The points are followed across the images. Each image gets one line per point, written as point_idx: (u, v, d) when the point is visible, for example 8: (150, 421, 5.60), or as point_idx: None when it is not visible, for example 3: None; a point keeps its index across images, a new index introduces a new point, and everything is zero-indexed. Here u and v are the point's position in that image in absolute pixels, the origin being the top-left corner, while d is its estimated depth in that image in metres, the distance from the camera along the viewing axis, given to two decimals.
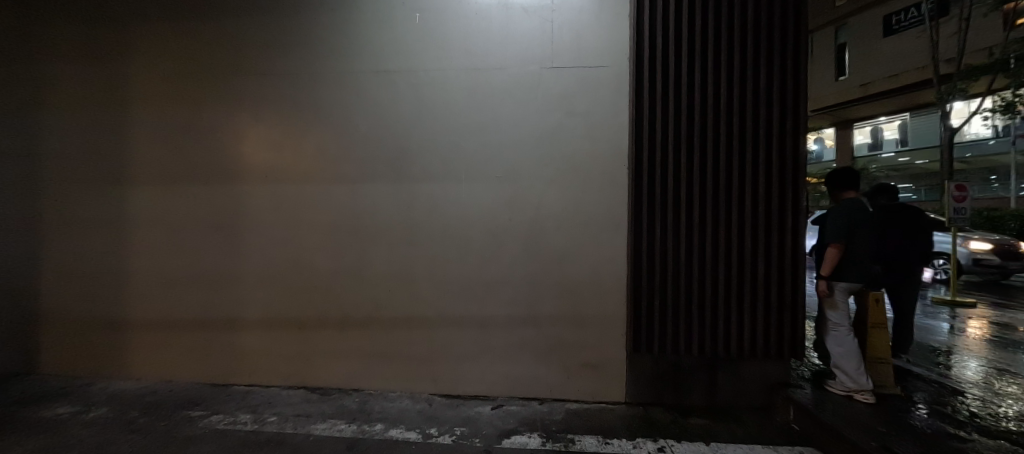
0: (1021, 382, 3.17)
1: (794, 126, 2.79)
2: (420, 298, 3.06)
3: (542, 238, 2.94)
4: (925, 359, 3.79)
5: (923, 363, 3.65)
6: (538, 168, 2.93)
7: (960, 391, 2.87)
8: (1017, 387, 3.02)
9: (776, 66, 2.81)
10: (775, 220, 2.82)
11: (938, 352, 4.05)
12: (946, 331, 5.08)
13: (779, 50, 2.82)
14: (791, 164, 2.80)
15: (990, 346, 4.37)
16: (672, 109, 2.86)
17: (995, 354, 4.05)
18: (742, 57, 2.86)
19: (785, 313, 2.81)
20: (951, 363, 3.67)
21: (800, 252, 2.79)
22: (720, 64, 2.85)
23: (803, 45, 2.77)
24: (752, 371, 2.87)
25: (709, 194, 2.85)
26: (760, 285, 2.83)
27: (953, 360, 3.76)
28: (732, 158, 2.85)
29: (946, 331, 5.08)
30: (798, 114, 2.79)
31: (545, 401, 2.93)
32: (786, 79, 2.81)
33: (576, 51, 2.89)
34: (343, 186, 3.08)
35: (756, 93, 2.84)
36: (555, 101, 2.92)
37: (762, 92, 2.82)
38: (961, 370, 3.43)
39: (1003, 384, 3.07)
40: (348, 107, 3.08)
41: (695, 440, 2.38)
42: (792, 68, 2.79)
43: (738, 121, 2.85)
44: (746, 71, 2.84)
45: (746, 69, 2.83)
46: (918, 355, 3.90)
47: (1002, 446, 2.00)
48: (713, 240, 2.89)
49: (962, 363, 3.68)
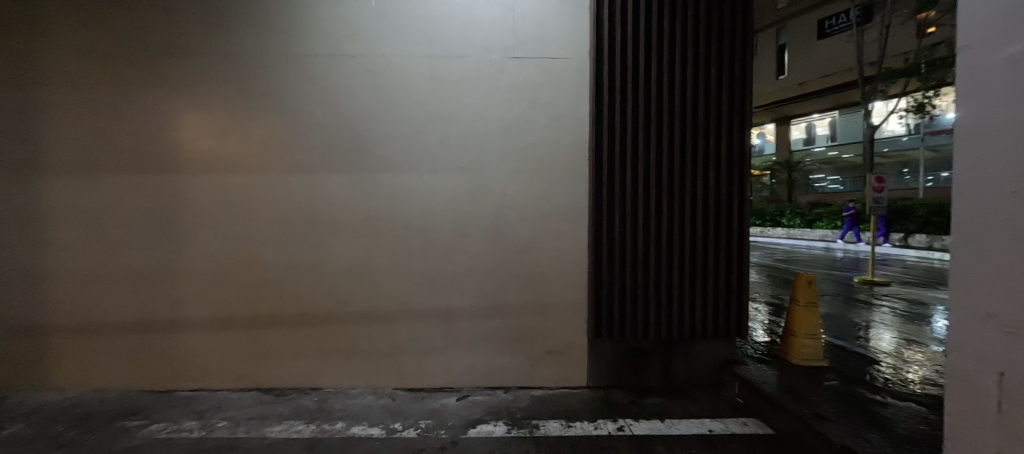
0: (923, 349, 3.65)
1: (741, 121, 2.98)
2: (383, 291, 2.98)
3: (506, 230, 2.95)
4: (848, 333, 4.24)
5: (846, 337, 4.08)
6: (501, 159, 2.92)
7: (876, 359, 3.25)
8: (921, 354, 3.47)
9: (727, 67, 2.96)
10: (724, 209, 3.00)
11: (859, 327, 4.55)
12: (866, 308, 5.71)
13: (729, 49, 2.97)
14: (738, 157, 2.99)
15: (900, 320, 4.97)
16: (630, 101, 2.95)
17: (906, 327, 4.60)
18: (696, 55, 2.97)
19: (732, 297, 3.01)
20: (869, 336, 4.13)
21: (746, 239, 3.00)
22: (676, 60, 2.96)
23: (749, 47, 2.95)
24: (703, 351, 3.07)
25: (665, 186, 2.98)
26: (711, 270, 3.01)
27: (870, 333, 4.24)
28: (686, 150, 2.98)
29: (866, 307, 5.70)
30: (745, 112, 2.98)
31: (510, 389, 2.98)
32: (735, 75, 2.98)
33: (541, 42, 2.90)
34: (298, 177, 2.92)
35: (709, 91, 2.99)
36: (519, 92, 2.91)
37: (713, 90, 2.97)
38: (878, 342, 3.87)
39: (910, 352, 3.52)
40: (302, 92, 2.90)
41: (652, 418, 2.53)
42: (740, 68, 2.96)
43: (691, 115, 2.98)
44: (699, 71, 2.97)
45: (700, 65, 2.96)
46: (843, 330, 4.34)
47: (912, 407, 2.30)
48: (669, 228, 3.02)
49: (877, 335, 4.15)
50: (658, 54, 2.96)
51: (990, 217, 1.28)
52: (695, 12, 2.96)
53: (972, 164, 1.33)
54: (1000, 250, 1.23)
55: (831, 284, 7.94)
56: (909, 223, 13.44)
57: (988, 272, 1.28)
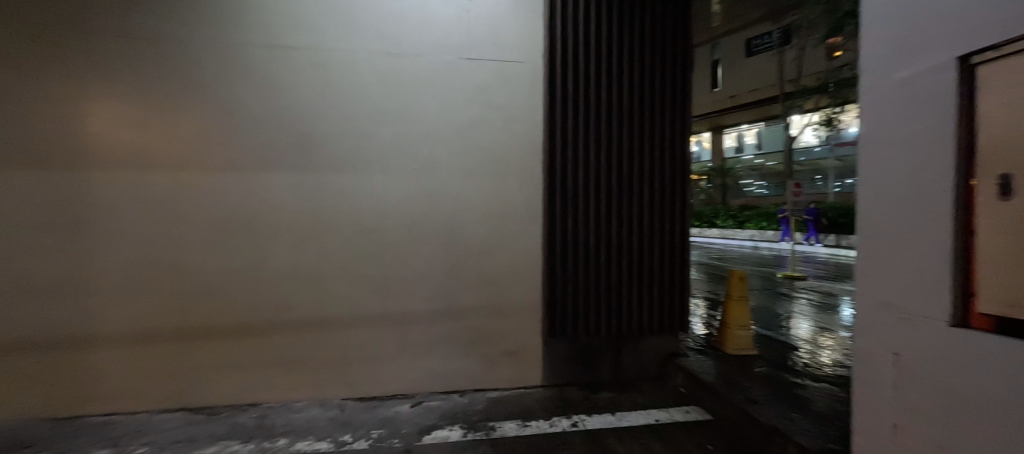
0: (834, 335, 4.14)
1: (682, 130, 3.20)
2: (330, 296, 2.83)
3: (461, 232, 2.92)
4: (774, 323, 4.70)
5: (772, 326, 4.53)
6: (456, 160, 2.90)
7: (795, 346, 3.64)
8: (832, 340, 3.94)
9: (669, 78, 3.17)
10: (668, 211, 3.20)
11: (782, 317, 5.06)
12: (788, 300, 6.37)
13: (672, 61, 3.18)
14: (679, 162, 3.20)
15: (815, 310, 5.60)
16: (583, 106, 3.05)
17: (820, 316, 5.20)
18: (642, 66, 3.15)
19: (675, 293, 3.22)
20: (790, 325, 4.61)
21: (687, 238, 3.23)
22: (624, 68, 3.11)
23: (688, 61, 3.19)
24: (650, 345, 3.24)
25: (614, 189, 3.11)
26: (656, 268, 3.19)
27: (792, 323, 4.73)
28: (634, 155, 3.15)
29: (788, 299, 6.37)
30: (685, 121, 3.20)
31: (466, 393, 2.96)
32: (677, 88, 3.21)
33: (496, 45, 2.92)
34: (233, 176, 2.69)
35: (654, 100, 3.17)
36: (473, 93, 2.90)
37: (657, 100, 3.16)
38: (798, 330, 4.33)
39: (823, 338, 3.98)
40: (238, 83, 2.68)
41: (604, 412, 2.63)
42: (681, 80, 3.19)
43: (638, 122, 3.15)
44: (645, 80, 3.15)
45: (646, 75, 3.14)
46: (769, 321, 4.80)
47: (825, 388, 2.60)
48: (618, 229, 3.15)
49: (796, 324, 4.65)
50: (609, 63, 3.09)
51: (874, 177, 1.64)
52: (642, 27, 3.14)
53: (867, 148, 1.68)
54: (898, 239, 1.49)
55: (759, 279, 8.77)
56: (824, 224, 15.20)
57: (891, 260, 1.52)
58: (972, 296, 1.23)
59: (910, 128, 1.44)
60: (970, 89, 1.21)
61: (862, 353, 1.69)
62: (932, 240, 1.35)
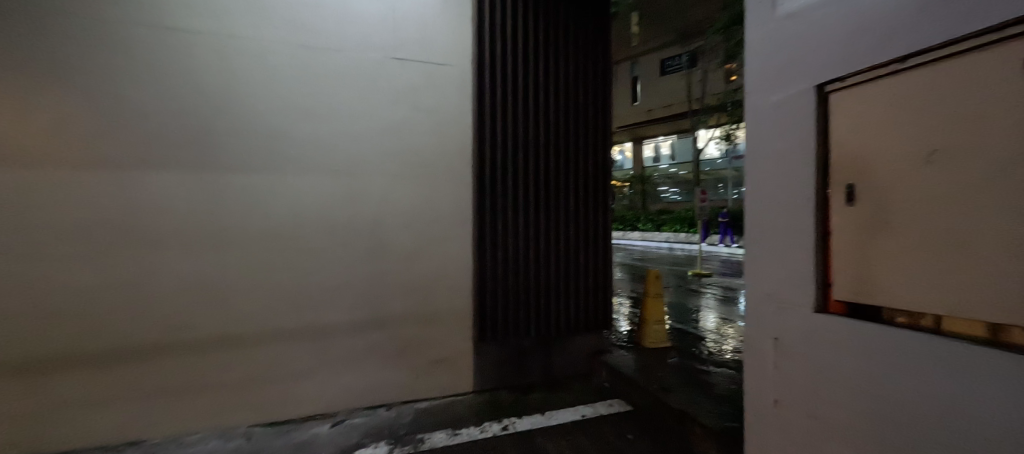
0: (734, 325, 4.72)
1: (603, 139, 3.42)
2: (232, 312, 2.51)
3: (387, 237, 2.79)
4: (686, 317, 5.22)
5: (686, 320, 5.02)
6: (380, 163, 2.76)
7: (703, 337, 4.07)
8: (732, 329, 4.48)
9: (592, 89, 3.37)
10: (592, 214, 3.39)
11: (693, 311, 5.64)
12: (697, 295, 7.14)
13: (594, 75, 3.40)
14: (601, 168, 3.41)
15: (719, 303, 6.35)
16: (511, 112, 3.11)
17: (723, 308, 5.91)
18: (567, 77, 3.31)
19: (599, 292, 3.42)
20: (700, 317, 5.16)
21: (609, 241, 3.45)
22: (550, 78, 3.24)
23: (608, 75, 3.42)
24: (578, 344, 3.38)
25: (543, 194, 3.22)
26: (581, 269, 3.35)
27: (701, 315, 5.30)
28: (560, 161, 3.28)
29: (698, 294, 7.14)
30: (607, 130, 3.42)
31: (393, 406, 2.83)
32: (598, 100, 3.42)
33: (425, 46, 2.85)
34: (100, 172, 2.23)
35: (578, 110, 3.34)
36: (400, 94, 2.80)
37: (582, 109, 3.34)
38: (706, 322, 4.85)
39: (726, 328, 4.51)
40: (105, 59, 2.22)
41: (534, 413, 2.68)
42: (602, 92, 3.41)
43: (565, 130, 3.30)
44: (570, 90, 3.31)
45: (571, 85, 3.31)
46: (683, 315, 5.33)
47: (726, 373, 2.92)
48: (546, 232, 3.26)
49: (705, 316, 5.21)
50: (537, 71, 3.20)
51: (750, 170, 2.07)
52: (567, 39, 3.30)
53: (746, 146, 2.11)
54: (770, 242, 1.95)
55: (674, 276, 9.73)
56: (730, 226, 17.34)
57: (768, 262, 1.96)
58: (828, 287, 1.71)
59: (779, 139, 1.90)
60: (826, 111, 1.69)
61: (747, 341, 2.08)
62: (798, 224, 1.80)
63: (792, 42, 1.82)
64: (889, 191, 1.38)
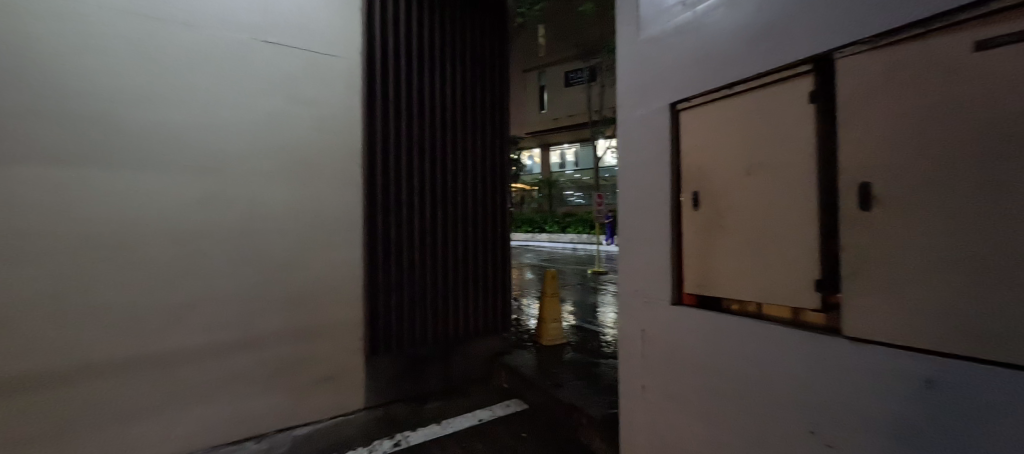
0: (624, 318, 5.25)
1: (500, 147, 3.63)
2: (19, 350, 1.86)
3: (257, 246, 2.47)
4: (586, 313, 5.66)
5: (585, 316, 5.43)
6: (249, 158, 2.44)
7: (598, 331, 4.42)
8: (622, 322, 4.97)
9: (488, 99, 3.56)
10: (489, 218, 3.54)
11: (593, 307, 6.14)
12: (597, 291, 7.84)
13: (491, 86, 3.60)
14: (496, 174, 3.62)
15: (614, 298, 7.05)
16: (411, 115, 3.13)
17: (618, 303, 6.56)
18: (464, 86, 3.44)
19: (497, 293, 3.55)
20: (598, 313, 5.63)
21: (506, 243, 3.63)
22: (447, 84, 3.33)
23: (504, 87, 3.65)
24: (479, 348, 3.41)
25: (438, 197, 3.26)
26: (479, 271, 3.45)
27: (599, 311, 5.79)
28: (456, 167, 3.39)
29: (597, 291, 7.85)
30: (503, 139, 3.64)
31: (265, 438, 2.51)
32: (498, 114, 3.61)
33: (318, 40, 2.67)
34: None
35: (475, 117, 3.50)
36: (273, 82, 2.52)
37: (478, 117, 3.50)
38: (602, 317, 5.31)
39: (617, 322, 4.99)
40: None
41: (431, 423, 2.60)
42: (497, 103, 3.63)
43: (461, 136, 3.41)
44: (467, 98, 3.44)
45: (467, 93, 3.45)
46: (583, 311, 5.76)
47: (611, 363, 3.20)
48: (443, 235, 3.29)
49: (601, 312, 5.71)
50: (439, 79, 3.29)
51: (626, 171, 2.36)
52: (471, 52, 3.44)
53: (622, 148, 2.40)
54: (635, 245, 2.25)
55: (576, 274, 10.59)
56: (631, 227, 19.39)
57: (634, 262, 2.26)
58: (680, 281, 2.06)
59: (643, 150, 2.21)
60: (677, 127, 2.05)
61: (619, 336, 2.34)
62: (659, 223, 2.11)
63: (650, 64, 2.15)
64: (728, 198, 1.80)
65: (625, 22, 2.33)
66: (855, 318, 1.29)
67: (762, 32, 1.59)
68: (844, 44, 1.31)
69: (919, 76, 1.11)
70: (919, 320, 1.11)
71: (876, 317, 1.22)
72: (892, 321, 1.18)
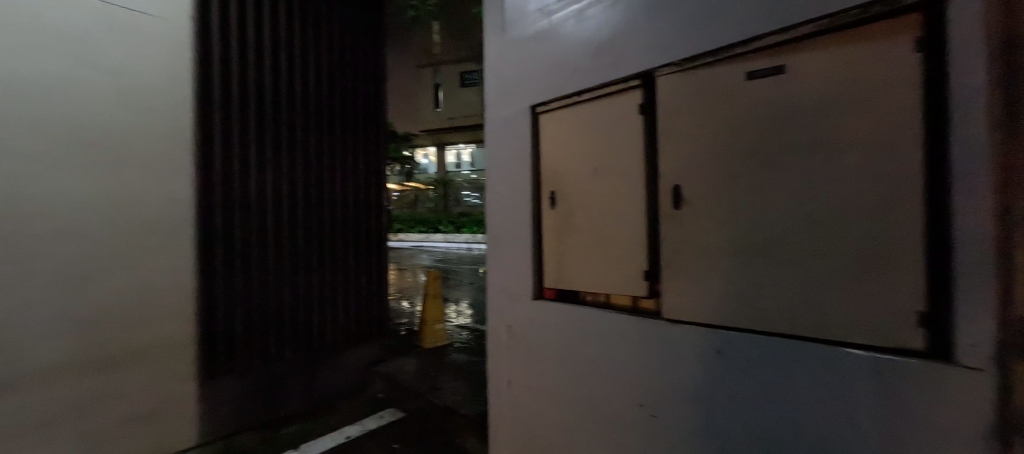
0: None
1: (372, 167, 4.01)
2: None
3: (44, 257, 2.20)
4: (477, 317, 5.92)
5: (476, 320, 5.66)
6: (34, 123, 2.16)
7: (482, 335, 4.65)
8: None
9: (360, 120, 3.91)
10: (362, 230, 3.90)
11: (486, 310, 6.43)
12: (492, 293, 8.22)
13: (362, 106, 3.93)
14: (369, 190, 3.98)
15: None
16: (287, 132, 3.37)
17: None
18: (331, 107, 3.70)
19: (368, 303, 3.92)
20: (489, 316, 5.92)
21: (379, 249, 4.02)
22: (313, 104, 3.55)
23: (374, 110, 4.03)
24: (343, 361, 3.74)
25: (305, 215, 3.46)
26: (351, 280, 3.77)
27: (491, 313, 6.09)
28: (327, 184, 3.63)
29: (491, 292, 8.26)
30: (375, 158, 4.03)
31: None
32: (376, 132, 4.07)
33: (165, 44, 2.68)
34: None
35: (346, 137, 3.80)
36: (63, 37, 2.27)
37: (349, 137, 3.81)
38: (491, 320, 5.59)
39: None
40: None
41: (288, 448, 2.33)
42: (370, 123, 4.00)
43: (329, 156, 3.67)
44: (335, 118, 3.71)
45: (337, 114, 3.72)
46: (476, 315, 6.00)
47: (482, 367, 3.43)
48: (311, 249, 3.51)
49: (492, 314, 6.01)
50: (319, 100, 3.61)
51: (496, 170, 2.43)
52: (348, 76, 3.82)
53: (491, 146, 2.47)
54: (501, 244, 2.39)
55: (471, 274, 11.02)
56: None
57: (500, 260, 2.40)
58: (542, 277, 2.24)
59: (508, 150, 2.34)
60: (539, 126, 2.22)
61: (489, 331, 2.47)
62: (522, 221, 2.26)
63: (512, 66, 2.31)
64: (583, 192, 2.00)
65: (491, 23, 2.45)
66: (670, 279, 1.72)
67: (603, 47, 1.90)
68: (664, 64, 1.69)
69: (706, 103, 1.59)
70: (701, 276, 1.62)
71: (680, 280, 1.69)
72: (685, 281, 1.68)
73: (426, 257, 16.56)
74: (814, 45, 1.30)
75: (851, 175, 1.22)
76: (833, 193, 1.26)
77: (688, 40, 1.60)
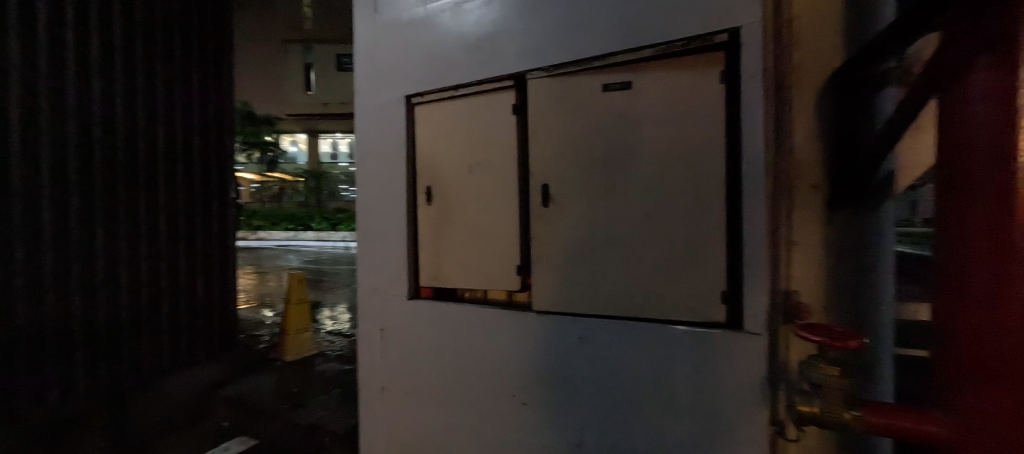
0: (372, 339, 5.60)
1: (204, 175, 3.82)
2: None
3: None
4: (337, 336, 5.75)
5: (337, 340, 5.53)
6: None
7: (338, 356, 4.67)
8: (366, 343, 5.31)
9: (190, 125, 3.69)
10: (193, 243, 3.74)
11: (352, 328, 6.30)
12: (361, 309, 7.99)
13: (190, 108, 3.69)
14: (204, 201, 3.82)
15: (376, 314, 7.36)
16: (82, 141, 3.03)
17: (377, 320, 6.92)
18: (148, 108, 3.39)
19: (199, 319, 3.81)
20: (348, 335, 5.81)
21: (213, 262, 3.91)
22: (122, 108, 3.23)
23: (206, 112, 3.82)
24: (171, 387, 3.51)
25: (113, 233, 3.21)
26: (173, 297, 3.60)
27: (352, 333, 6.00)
28: (144, 197, 3.37)
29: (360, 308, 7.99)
30: (207, 167, 3.85)
31: None
32: (225, 136, 4.03)
33: None
34: None
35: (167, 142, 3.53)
36: None
37: (174, 144, 3.56)
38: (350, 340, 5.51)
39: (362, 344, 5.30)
40: None
41: None
42: (201, 127, 3.78)
43: (149, 166, 3.40)
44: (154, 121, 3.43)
45: (157, 117, 3.44)
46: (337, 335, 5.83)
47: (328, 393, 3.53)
48: (120, 268, 3.26)
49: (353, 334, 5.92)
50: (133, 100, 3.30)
51: (366, 161, 2.27)
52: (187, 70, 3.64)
53: (361, 134, 2.29)
54: (374, 242, 2.24)
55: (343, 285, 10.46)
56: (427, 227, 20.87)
57: (373, 258, 2.26)
58: (417, 276, 2.19)
59: (383, 141, 2.20)
60: (412, 119, 2.14)
61: (360, 334, 2.31)
62: (395, 218, 2.17)
63: (384, 51, 2.17)
64: (454, 192, 2.00)
65: (360, 2, 2.25)
66: (539, 275, 1.80)
67: (479, 44, 1.89)
68: (534, 68, 1.76)
69: (568, 109, 1.71)
70: (564, 269, 1.75)
71: (547, 275, 1.79)
72: (550, 274, 1.78)
73: (298, 257, 15.58)
74: (646, 69, 1.54)
75: (668, 182, 1.51)
76: (664, 194, 1.52)
77: (554, 48, 1.70)
